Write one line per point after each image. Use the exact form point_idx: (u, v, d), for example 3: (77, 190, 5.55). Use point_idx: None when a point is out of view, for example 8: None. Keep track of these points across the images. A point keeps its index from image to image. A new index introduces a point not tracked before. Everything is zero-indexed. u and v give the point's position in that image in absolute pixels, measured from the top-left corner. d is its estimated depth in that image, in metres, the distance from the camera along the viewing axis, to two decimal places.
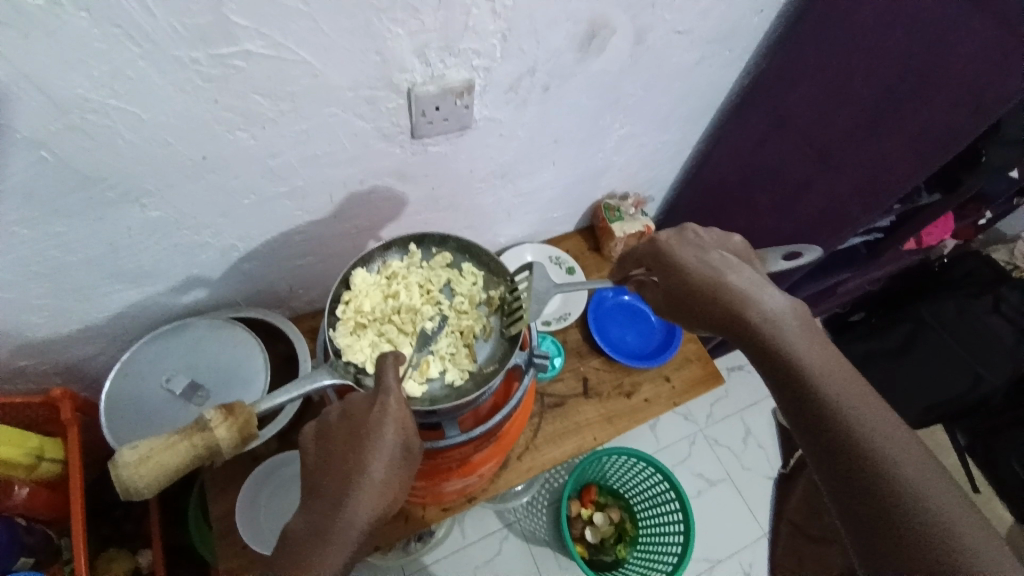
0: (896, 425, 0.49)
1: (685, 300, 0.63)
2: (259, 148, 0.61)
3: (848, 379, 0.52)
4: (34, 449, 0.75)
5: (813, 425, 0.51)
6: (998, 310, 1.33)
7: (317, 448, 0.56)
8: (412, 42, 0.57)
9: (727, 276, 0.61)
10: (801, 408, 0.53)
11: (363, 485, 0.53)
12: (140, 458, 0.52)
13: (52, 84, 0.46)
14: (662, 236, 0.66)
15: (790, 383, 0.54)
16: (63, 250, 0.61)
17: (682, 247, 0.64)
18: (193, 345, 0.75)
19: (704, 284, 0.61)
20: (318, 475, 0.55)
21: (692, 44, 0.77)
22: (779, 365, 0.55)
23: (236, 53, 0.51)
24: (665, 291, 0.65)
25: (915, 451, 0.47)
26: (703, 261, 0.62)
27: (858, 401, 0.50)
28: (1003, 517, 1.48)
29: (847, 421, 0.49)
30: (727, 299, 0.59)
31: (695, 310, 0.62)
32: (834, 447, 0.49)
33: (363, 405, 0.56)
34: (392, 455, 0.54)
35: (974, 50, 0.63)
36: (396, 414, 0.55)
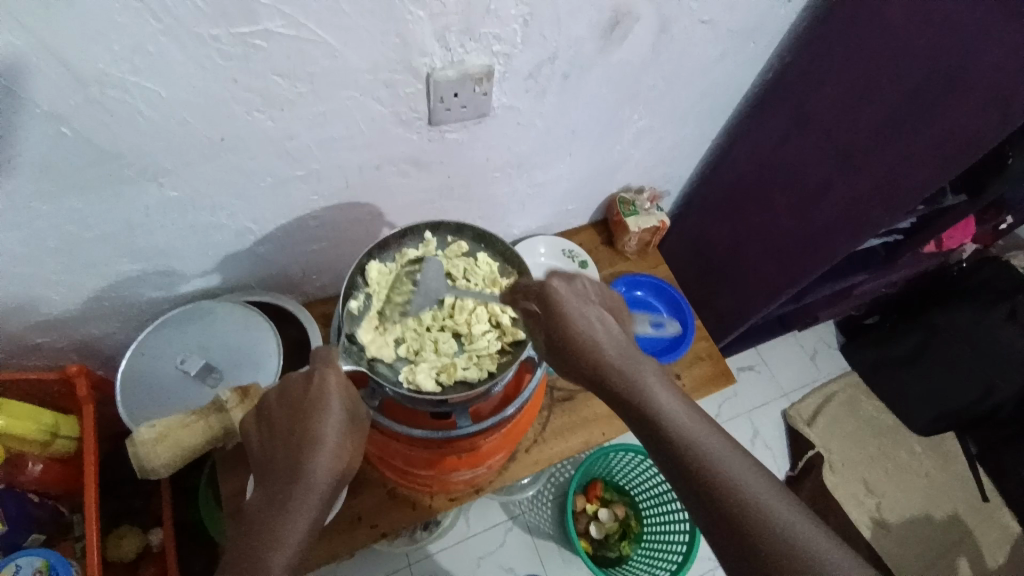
0: (765, 480, 0.49)
1: (560, 354, 0.60)
2: (276, 130, 0.60)
3: (719, 438, 0.52)
4: (48, 426, 0.76)
5: (689, 489, 0.50)
6: (1015, 320, 1.29)
7: (260, 432, 0.56)
8: (432, 25, 0.56)
9: (602, 336, 0.59)
10: (676, 472, 0.51)
11: (317, 453, 0.53)
12: (156, 435, 0.53)
13: (76, 58, 0.46)
14: (552, 280, 0.61)
15: (660, 445, 0.53)
16: (81, 226, 0.61)
17: (567, 295, 0.61)
18: (208, 327, 0.76)
19: (581, 339, 0.58)
20: (266, 451, 0.54)
21: (714, 36, 0.76)
22: (652, 432, 0.54)
23: (256, 31, 0.50)
24: (546, 340, 0.62)
25: (785, 500, 0.48)
26: (582, 311, 0.60)
27: (726, 458, 0.50)
28: (1014, 528, 1.45)
29: (718, 480, 0.49)
30: (597, 358, 0.57)
31: (567, 366, 0.60)
32: (709, 502, 0.49)
33: (298, 383, 0.56)
34: (339, 421, 0.55)
35: (1002, 53, 0.62)
36: (338, 386, 0.56)
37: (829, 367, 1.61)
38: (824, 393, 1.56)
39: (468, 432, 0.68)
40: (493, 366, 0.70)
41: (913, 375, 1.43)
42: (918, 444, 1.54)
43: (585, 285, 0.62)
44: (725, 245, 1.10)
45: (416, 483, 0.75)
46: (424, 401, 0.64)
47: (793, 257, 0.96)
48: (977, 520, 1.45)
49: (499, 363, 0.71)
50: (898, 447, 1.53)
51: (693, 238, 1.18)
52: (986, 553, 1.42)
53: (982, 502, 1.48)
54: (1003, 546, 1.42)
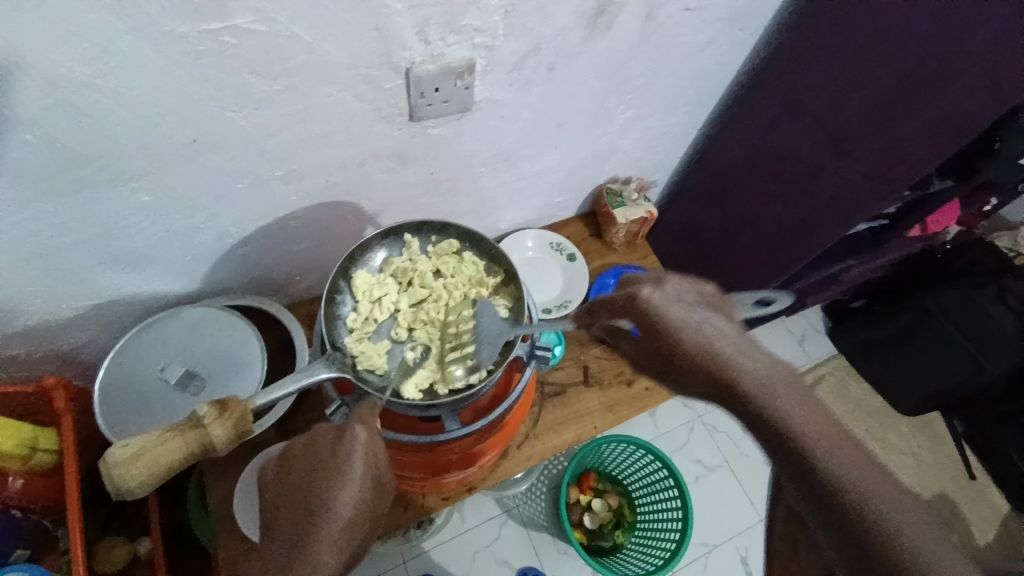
0: (946, 544, 0.40)
1: (669, 368, 0.51)
2: (253, 130, 0.58)
3: (875, 470, 0.42)
4: (27, 439, 0.73)
5: (849, 541, 0.41)
6: (1003, 301, 1.27)
7: (278, 479, 0.54)
8: (411, 18, 0.54)
9: (721, 345, 0.49)
10: (824, 511, 0.43)
11: (331, 518, 0.50)
12: (134, 454, 0.51)
13: (38, 62, 0.44)
14: (645, 287, 0.51)
15: (809, 485, 0.43)
16: (53, 234, 0.59)
17: (667, 303, 0.51)
18: (189, 333, 0.74)
19: (693, 352, 0.49)
20: (283, 506, 0.52)
21: (702, 22, 0.75)
22: (796, 465, 0.44)
23: (227, 28, 0.48)
24: (644, 350, 0.53)
25: (955, 553, 0.40)
26: (687, 318, 0.50)
27: (885, 499, 0.41)
28: (998, 504, 1.49)
29: (887, 535, 0.40)
30: (719, 374, 0.48)
31: (683, 377, 0.51)
32: (865, 550, 0.41)
33: (328, 435, 0.54)
34: (358, 487, 0.51)
35: (994, 33, 0.61)
36: (363, 446, 0.53)
37: (818, 350, 1.62)
38: (813, 376, 1.57)
39: (457, 434, 0.67)
40: (490, 363, 0.68)
41: (900, 354, 1.44)
42: (905, 424, 1.56)
43: (680, 286, 0.52)
44: (715, 233, 1.10)
45: (408, 485, 0.74)
46: (410, 406, 0.62)
47: (784, 243, 0.96)
48: (963, 497, 1.49)
49: None
50: (885, 428, 1.55)
51: (682, 226, 1.17)
52: (972, 530, 1.45)
53: (967, 480, 1.51)
54: (988, 523, 1.46)
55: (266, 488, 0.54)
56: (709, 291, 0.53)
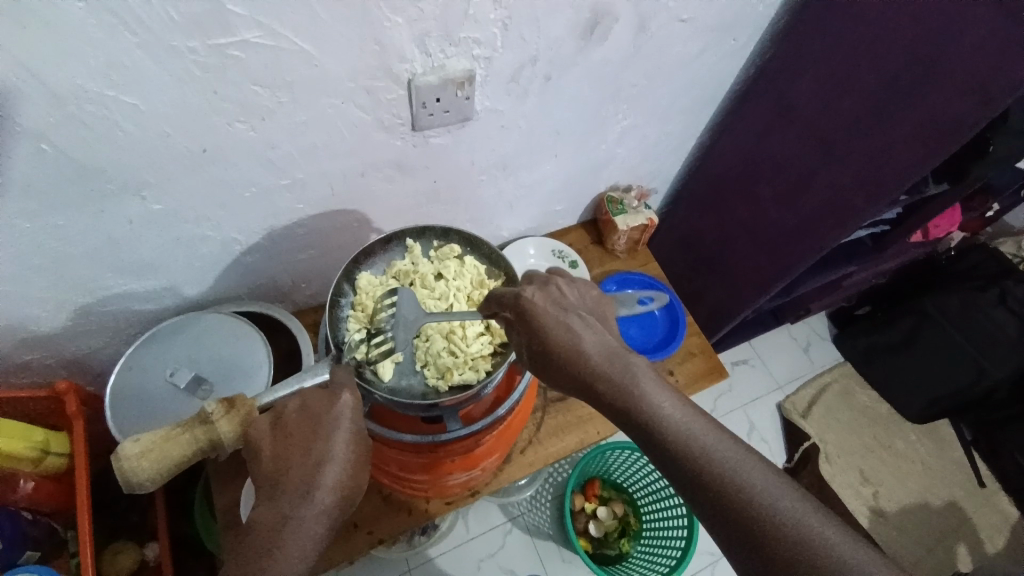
0: (766, 472, 0.47)
1: (542, 366, 0.59)
2: (257, 140, 0.60)
3: (701, 420, 0.51)
4: (39, 443, 0.76)
5: (705, 500, 0.47)
6: (1004, 305, 1.30)
7: (273, 442, 0.55)
8: (410, 31, 0.56)
9: (585, 338, 0.56)
10: (665, 469, 0.50)
11: (328, 474, 0.54)
12: (141, 451, 0.53)
13: (54, 77, 0.47)
14: (527, 291, 0.60)
15: (666, 456, 0.49)
16: (65, 241, 0.61)
17: (544, 305, 0.59)
18: (198, 339, 0.76)
19: (562, 346, 0.56)
20: (278, 466, 0.54)
21: (694, 33, 0.76)
22: (651, 441, 0.51)
23: (234, 42, 0.50)
24: (529, 350, 0.59)
25: (766, 475, 0.47)
26: (559, 318, 0.58)
27: (706, 442, 0.49)
28: (1010, 512, 1.46)
29: (735, 485, 0.46)
30: (582, 365, 0.55)
31: (553, 376, 0.58)
32: (693, 484, 0.48)
33: (323, 397, 0.57)
34: (350, 447, 0.56)
35: (976, 38, 0.62)
36: (354, 412, 0.57)
37: (823, 358, 1.61)
38: (819, 384, 1.56)
39: (458, 435, 0.68)
40: (488, 367, 0.71)
41: (901, 360, 1.45)
42: (913, 432, 1.54)
43: (558, 291, 0.61)
44: (714, 240, 1.10)
45: (412, 490, 0.74)
46: (416, 405, 0.63)
47: (783, 249, 0.96)
48: (973, 506, 1.46)
49: (492, 363, 0.71)
50: (893, 436, 1.54)
51: (682, 234, 1.18)
52: (984, 538, 1.43)
53: (977, 488, 1.49)
54: (999, 531, 1.43)
55: (253, 443, 0.55)
56: (585, 300, 0.62)
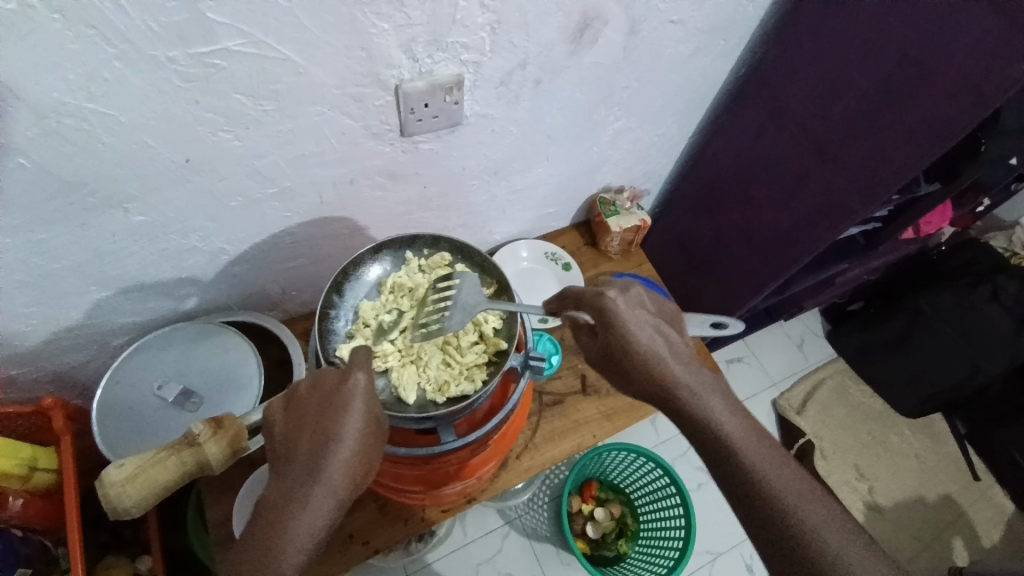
0: (841, 521, 0.48)
1: (619, 366, 0.58)
2: (244, 150, 0.59)
3: (777, 456, 0.51)
4: (27, 459, 0.74)
5: (769, 533, 0.48)
6: (997, 300, 1.30)
7: (287, 420, 0.55)
8: (398, 37, 0.56)
9: (664, 351, 0.57)
10: (737, 497, 0.51)
11: (337, 451, 0.52)
12: (129, 475, 0.53)
13: (32, 91, 0.45)
14: (612, 291, 0.58)
15: (737, 481, 0.50)
16: (48, 256, 0.60)
17: (628, 311, 0.57)
18: (186, 351, 0.74)
19: (641, 353, 0.56)
20: (290, 447, 0.54)
21: (685, 34, 0.76)
22: (720, 460, 0.52)
23: (216, 51, 0.49)
24: (604, 351, 0.59)
25: (840, 523, 0.48)
26: (642, 324, 0.57)
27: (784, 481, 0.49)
28: (1005, 505, 1.47)
29: (805, 525, 0.47)
30: (662, 374, 0.55)
31: (628, 379, 0.58)
32: (763, 518, 0.49)
33: (333, 379, 0.56)
34: (361, 425, 0.54)
35: (970, 39, 0.62)
36: (365, 391, 0.55)
37: (817, 354, 1.62)
38: (813, 380, 1.57)
39: (453, 447, 0.67)
40: (483, 377, 0.70)
41: (897, 357, 1.44)
42: (907, 427, 1.55)
43: (642, 297, 0.59)
44: (708, 240, 1.10)
45: (407, 499, 0.74)
46: (408, 418, 0.63)
47: (778, 251, 0.95)
48: (968, 500, 1.47)
49: (488, 373, 0.71)
50: (887, 431, 1.54)
51: (676, 234, 1.18)
52: (979, 532, 1.43)
53: (971, 481, 1.50)
54: (995, 524, 1.45)
55: (272, 423, 0.55)
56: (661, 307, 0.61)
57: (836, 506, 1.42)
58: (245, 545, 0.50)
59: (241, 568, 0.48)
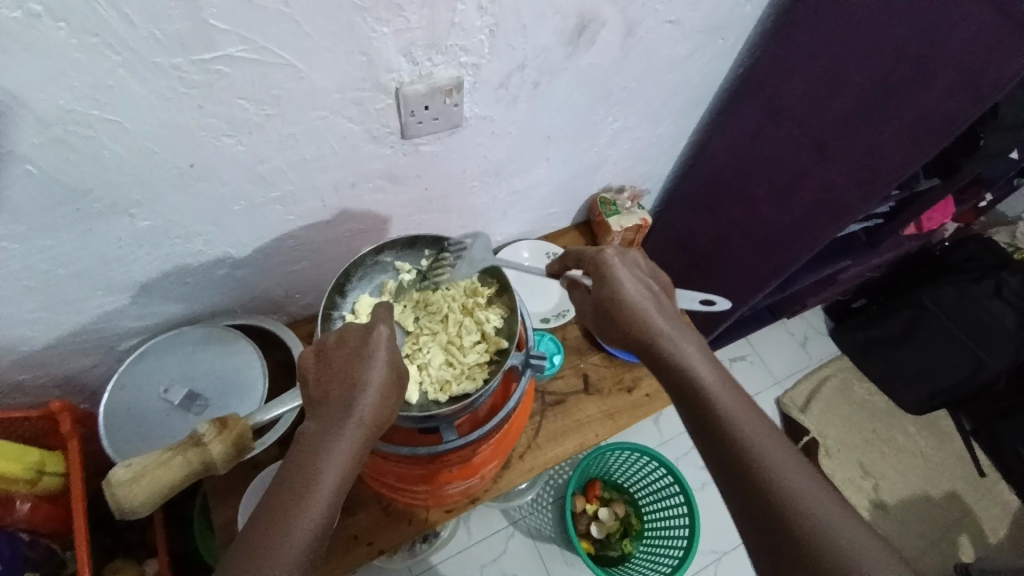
0: (801, 463, 0.48)
1: (605, 318, 0.62)
2: (246, 154, 0.60)
3: (745, 403, 0.52)
4: (35, 463, 0.75)
5: (732, 468, 0.49)
6: (1000, 296, 1.30)
7: (317, 370, 0.56)
8: (397, 41, 0.56)
9: (648, 304, 0.60)
10: (704, 436, 0.52)
11: (367, 394, 0.54)
12: (134, 477, 0.54)
13: (39, 100, 0.46)
14: (610, 249, 0.63)
15: (705, 420, 0.52)
16: (54, 262, 0.61)
17: (620, 264, 0.63)
18: (190, 354, 0.75)
19: (626, 303, 0.60)
20: (319, 390, 0.55)
21: (682, 34, 0.76)
22: (691, 400, 0.53)
23: (218, 57, 0.50)
24: (596, 305, 0.63)
25: (802, 465, 0.48)
26: (632, 280, 0.62)
27: (752, 425, 0.50)
28: (1011, 502, 1.47)
29: (761, 462, 0.48)
30: (641, 324, 0.59)
31: (611, 331, 0.62)
32: (726, 453, 0.49)
33: (360, 330, 0.58)
34: (387, 375, 0.55)
35: (965, 37, 0.62)
36: (389, 344, 0.57)
37: (820, 352, 1.62)
38: (816, 378, 1.57)
39: (455, 445, 0.67)
40: (484, 376, 0.71)
41: (900, 353, 1.45)
42: (912, 424, 1.55)
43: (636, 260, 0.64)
44: (709, 239, 1.10)
45: (411, 500, 0.74)
46: (408, 418, 0.64)
47: (778, 248, 0.95)
48: (974, 496, 1.47)
49: (489, 371, 0.71)
50: (892, 428, 1.54)
51: (677, 233, 1.18)
52: (986, 529, 1.43)
53: (977, 478, 1.49)
54: (1002, 521, 1.44)
55: (301, 369, 0.56)
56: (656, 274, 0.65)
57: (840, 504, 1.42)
58: (276, 478, 0.50)
59: (271, 497, 0.48)
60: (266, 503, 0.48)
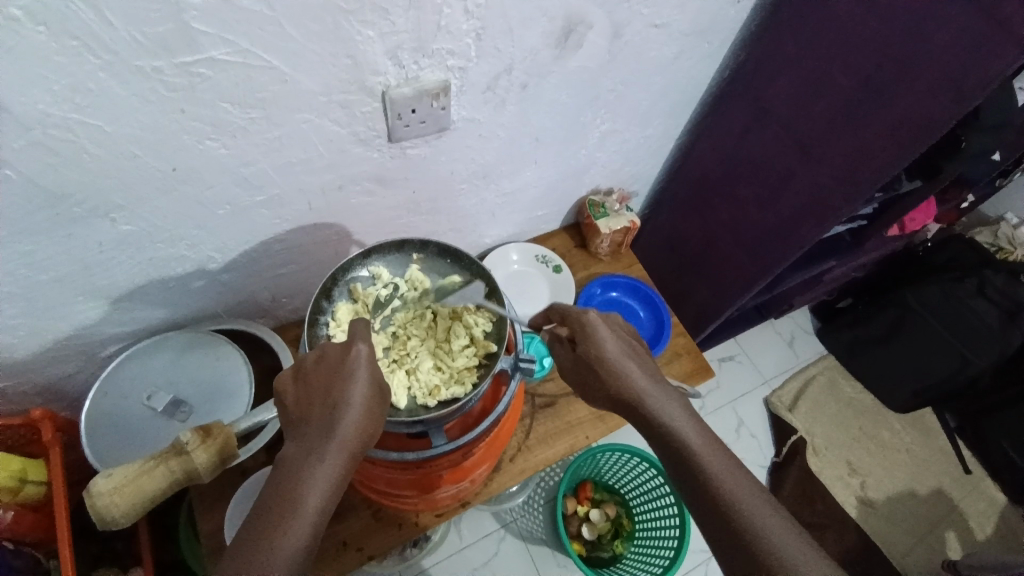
0: (794, 531, 0.48)
1: (590, 377, 0.62)
2: (230, 158, 0.59)
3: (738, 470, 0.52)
4: (17, 471, 0.74)
5: (726, 538, 0.49)
6: (984, 294, 1.32)
7: (296, 392, 0.55)
8: (382, 44, 0.56)
9: (633, 367, 0.60)
10: (699, 501, 0.52)
11: (348, 413, 0.53)
12: (116, 487, 0.53)
13: (17, 105, 0.46)
14: (592, 309, 0.63)
15: (697, 486, 0.52)
16: (34, 268, 0.60)
17: (603, 325, 0.63)
18: (175, 361, 0.74)
19: (611, 367, 0.60)
20: (301, 411, 0.54)
21: (669, 38, 0.77)
22: (683, 468, 0.53)
23: (201, 60, 0.49)
24: (577, 360, 0.63)
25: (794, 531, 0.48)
26: (615, 341, 0.62)
27: (746, 491, 0.50)
28: (996, 498, 1.49)
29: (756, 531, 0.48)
30: (627, 389, 0.58)
31: (597, 392, 0.61)
32: (721, 521, 0.49)
33: (339, 348, 0.57)
34: (369, 390, 0.55)
35: (947, 38, 0.63)
36: (369, 361, 0.56)
37: (807, 351, 1.64)
38: (804, 377, 1.58)
39: (444, 450, 0.67)
40: (473, 380, 0.70)
41: (886, 352, 1.46)
42: (898, 422, 1.56)
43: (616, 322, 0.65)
44: (697, 240, 1.11)
45: (401, 504, 0.74)
46: (397, 422, 0.64)
47: (764, 248, 0.96)
48: (960, 493, 1.49)
49: (478, 375, 0.71)
50: (878, 427, 1.55)
51: (665, 235, 1.18)
52: (972, 525, 1.45)
53: (963, 475, 1.51)
54: (987, 517, 1.46)
55: (280, 391, 0.56)
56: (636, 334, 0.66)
57: (829, 503, 1.43)
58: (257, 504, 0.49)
59: (253, 524, 0.48)
60: (247, 529, 0.47)
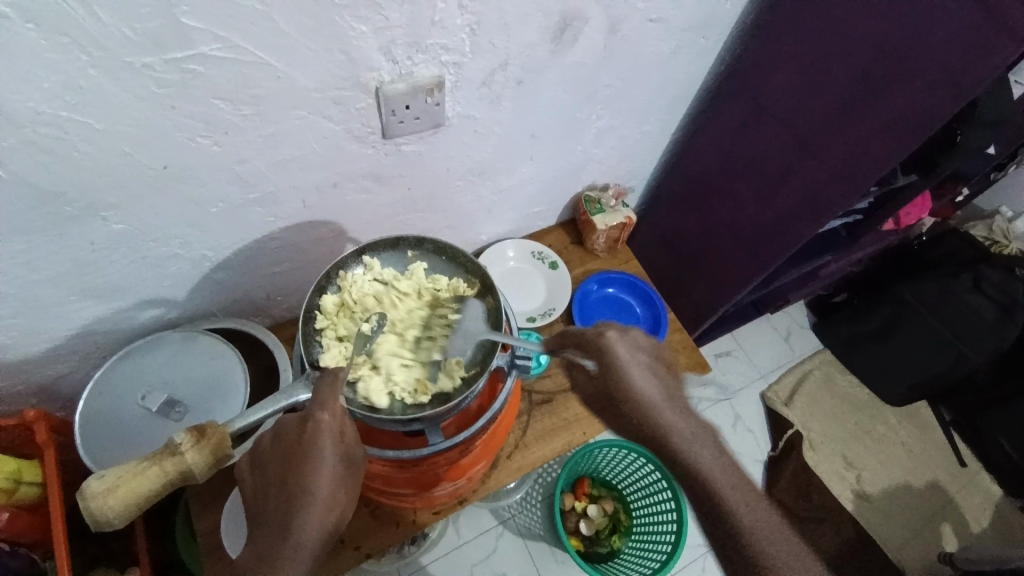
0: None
1: (608, 403, 0.60)
2: (224, 155, 0.59)
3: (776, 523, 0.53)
4: (12, 472, 0.74)
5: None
6: (979, 289, 1.32)
7: (257, 478, 0.54)
8: (377, 40, 0.55)
9: (653, 398, 0.58)
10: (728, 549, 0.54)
11: (307, 505, 0.52)
12: (109, 487, 0.52)
13: (8, 102, 0.45)
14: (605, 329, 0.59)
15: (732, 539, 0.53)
16: (28, 267, 0.59)
17: (621, 348, 0.58)
18: (171, 360, 0.74)
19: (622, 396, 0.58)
20: (259, 506, 0.53)
21: (665, 32, 0.76)
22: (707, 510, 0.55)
23: (192, 56, 0.49)
24: (592, 385, 0.61)
25: None
26: (631, 366, 0.58)
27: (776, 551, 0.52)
28: (991, 490, 1.50)
29: None
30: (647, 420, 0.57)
31: (615, 416, 0.60)
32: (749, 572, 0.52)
33: (295, 425, 0.54)
34: (330, 473, 0.53)
35: (945, 34, 0.63)
36: (328, 435, 0.54)
37: (804, 346, 1.64)
38: (800, 372, 1.58)
39: (440, 448, 0.67)
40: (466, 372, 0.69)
41: (884, 348, 1.47)
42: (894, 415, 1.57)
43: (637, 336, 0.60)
44: (694, 236, 1.11)
45: (398, 503, 0.74)
46: (392, 422, 0.64)
47: (761, 244, 0.96)
48: (956, 487, 1.50)
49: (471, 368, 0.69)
50: (874, 420, 1.56)
51: (662, 231, 1.18)
52: (968, 518, 1.46)
53: (959, 468, 1.52)
54: (983, 510, 1.47)
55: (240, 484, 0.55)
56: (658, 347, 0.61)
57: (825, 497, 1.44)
58: None
59: None
60: None
